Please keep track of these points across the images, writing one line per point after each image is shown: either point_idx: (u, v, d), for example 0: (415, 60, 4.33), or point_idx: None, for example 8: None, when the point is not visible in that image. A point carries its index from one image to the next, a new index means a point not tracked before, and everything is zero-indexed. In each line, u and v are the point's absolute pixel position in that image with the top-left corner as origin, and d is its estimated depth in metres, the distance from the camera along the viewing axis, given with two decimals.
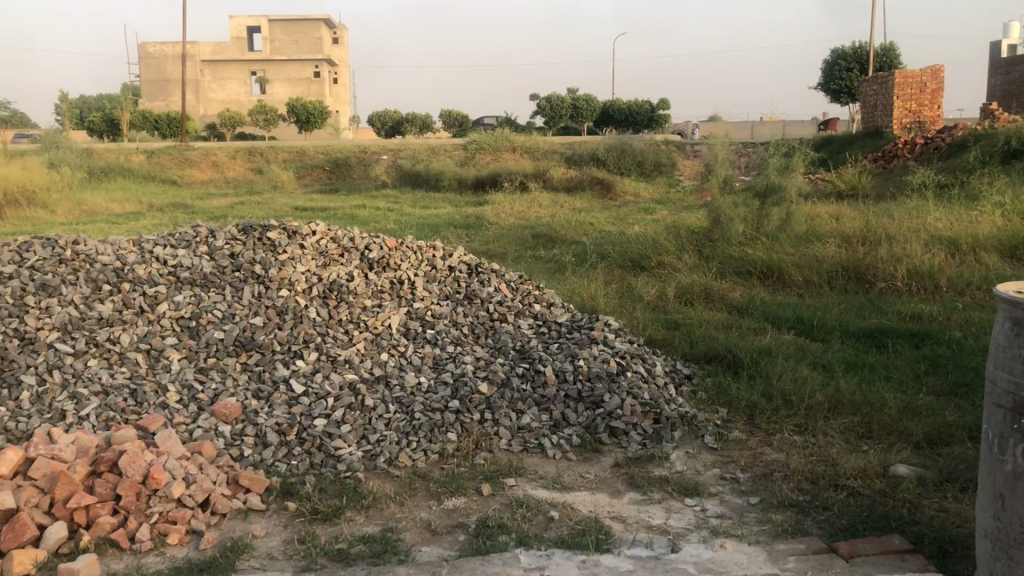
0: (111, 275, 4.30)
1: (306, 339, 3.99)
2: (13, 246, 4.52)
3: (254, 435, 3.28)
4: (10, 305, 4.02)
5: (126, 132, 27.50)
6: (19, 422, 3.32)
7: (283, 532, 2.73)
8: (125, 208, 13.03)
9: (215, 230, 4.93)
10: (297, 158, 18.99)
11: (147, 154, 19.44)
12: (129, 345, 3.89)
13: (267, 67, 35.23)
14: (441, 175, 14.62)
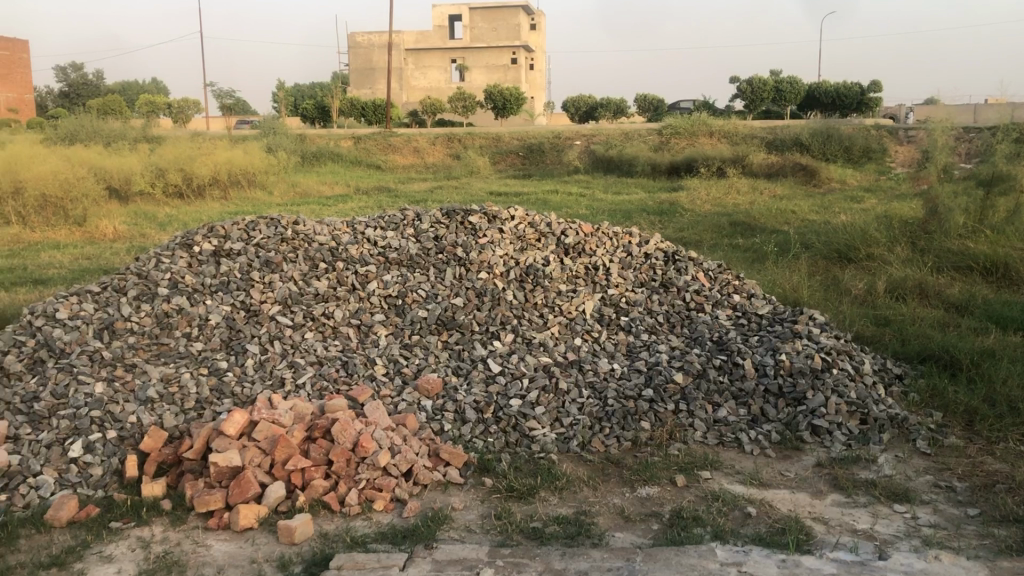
0: (327, 254, 4.59)
1: (503, 321, 4.10)
2: (242, 225, 4.90)
3: (454, 411, 3.41)
4: (237, 279, 4.37)
5: (336, 119, 29.16)
6: (244, 387, 3.62)
7: (480, 507, 2.82)
8: (334, 190, 13.82)
9: (421, 213, 5.13)
10: (493, 144, 19.40)
11: (354, 139, 20.51)
12: (342, 319, 4.13)
13: (467, 55, 36.20)
14: (635, 160, 14.53)
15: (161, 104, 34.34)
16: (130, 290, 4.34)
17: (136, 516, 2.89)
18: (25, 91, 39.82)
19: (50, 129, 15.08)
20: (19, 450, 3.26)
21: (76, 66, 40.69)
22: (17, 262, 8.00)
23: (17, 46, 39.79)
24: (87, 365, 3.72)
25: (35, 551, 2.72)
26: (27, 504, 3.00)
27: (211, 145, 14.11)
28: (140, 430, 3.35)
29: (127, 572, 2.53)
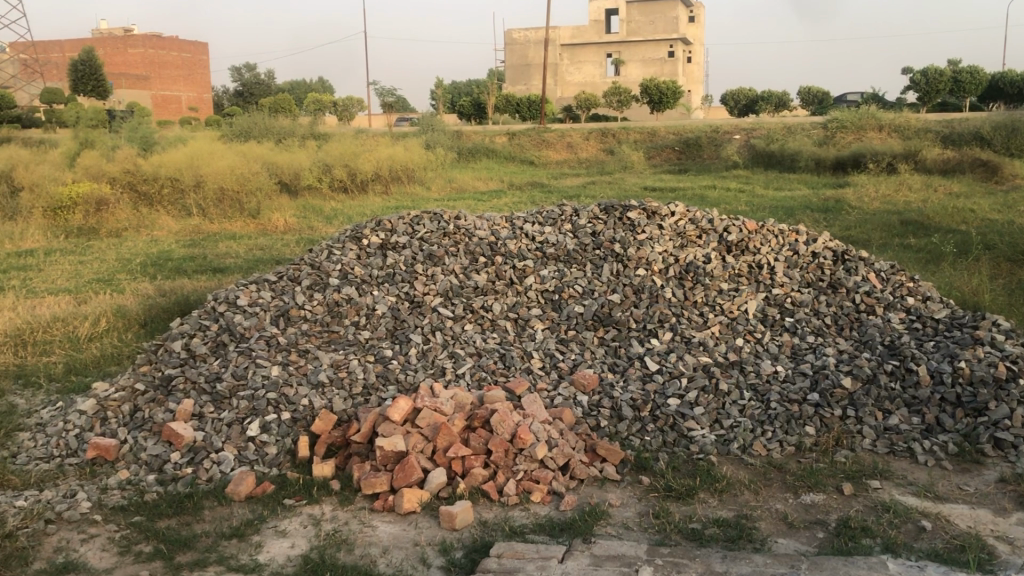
0: (486, 248, 4.69)
1: (661, 319, 4.07)
2: (407, 219, 5.07)
3: (610, 407, 3.42)
4: (403, 271, 4.53)
5: (492, 115, 29.63)
6: (407, 375, 3.75)
7: (638, 505, 2.82)
8: (490, 186, 14.06)
9: (579, 208, 5.14)
10: (649, 139, 19.18)
11: (509, 134, 20.76)
12: (500, 313, 4.22)
13: (623, 49, 35.93)
14: (797, 155, 14.05)
15: (328, 102, 35.96)
16: (303, 279, 4.57)
17: (307, 494, 3.06)
18: (204, 90, 42.55)
19: (228, 126, 16.06)
20: (203, 428, 3.52)
21: (250, 67, 43.06)
22: (198, 251, 8.59)
23: (198, 49, 42.66)
24: (264, 348, 3.96)
25: (217, 522, 2.93)
26: (209, 478, 3.23)
27: (373, 142, 14.62)
28: (311, 413, 3.54)
29: (299, 547, 2.68)
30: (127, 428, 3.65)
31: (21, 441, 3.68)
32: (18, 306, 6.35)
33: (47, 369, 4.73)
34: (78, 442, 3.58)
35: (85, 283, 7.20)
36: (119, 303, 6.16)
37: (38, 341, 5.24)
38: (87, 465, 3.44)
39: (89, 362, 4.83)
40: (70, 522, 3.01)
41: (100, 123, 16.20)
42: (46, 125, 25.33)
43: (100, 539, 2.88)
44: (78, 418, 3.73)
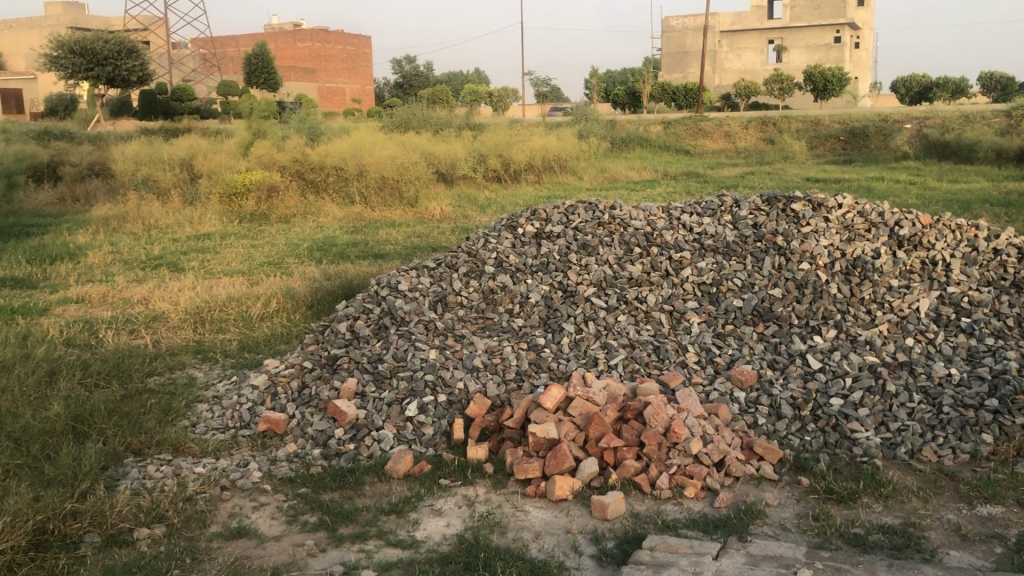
0: (642, 239, 4.65)
1: (825, 315, 3.93)
2: (562, 208, 5.08)
3: (769, 405, 3.33)
4: (557, 260, 4.56)
5: (647, 105, 29.31)
6: (560, 363, 3.78)
7: (796, 506, 2.74)
8: (643, 176, 13.93)
9: (740, 199, 5.00)
10: (811, 128, 18.45)
11: (664, 124, 20.44)
12: (655, 304, 4.18)
13: (786, 35, 34.66)
14: (976, 144, 13.18)
15: (483, 93, 36.70)
16: (460, 266, 4.67)
17: (462, 476, 3.14)
18: (366, 83, 44.16)
19: (389, 117, 16.59)
20: (365, 406, 3.67)
21: (410, 59, 44.25)
22: (360, 238, 8.94)
23: (362, 42, 44.32)
24: (422, 332, 4.08)
25: (377, 497, 3.05)
26: (370, 455, 3.37)
27: (528, 132, 14.75)
28: (466, 397, 3.63)
29: (454, 527, 2.76)
30: (295, 403, 3.86)
31: (200, 412, 3.95)
32: (197, 285, 6.81)
33: (222, 346, 5.05)
34: (251, 415, 3.82)
35: (257, 266, 7.63)
36: (287, 285, 6.50)
37: (215, 318, 5.59)
38: (259, 436, 3.67)
39: (261, 340, 5.12)
40: (243, 489, 3.21)
41: (271, 113, 17.11)
42: (223, 116, 27.01)
43: (270, 507, 3.06)
44: (251, 392, 3.97)
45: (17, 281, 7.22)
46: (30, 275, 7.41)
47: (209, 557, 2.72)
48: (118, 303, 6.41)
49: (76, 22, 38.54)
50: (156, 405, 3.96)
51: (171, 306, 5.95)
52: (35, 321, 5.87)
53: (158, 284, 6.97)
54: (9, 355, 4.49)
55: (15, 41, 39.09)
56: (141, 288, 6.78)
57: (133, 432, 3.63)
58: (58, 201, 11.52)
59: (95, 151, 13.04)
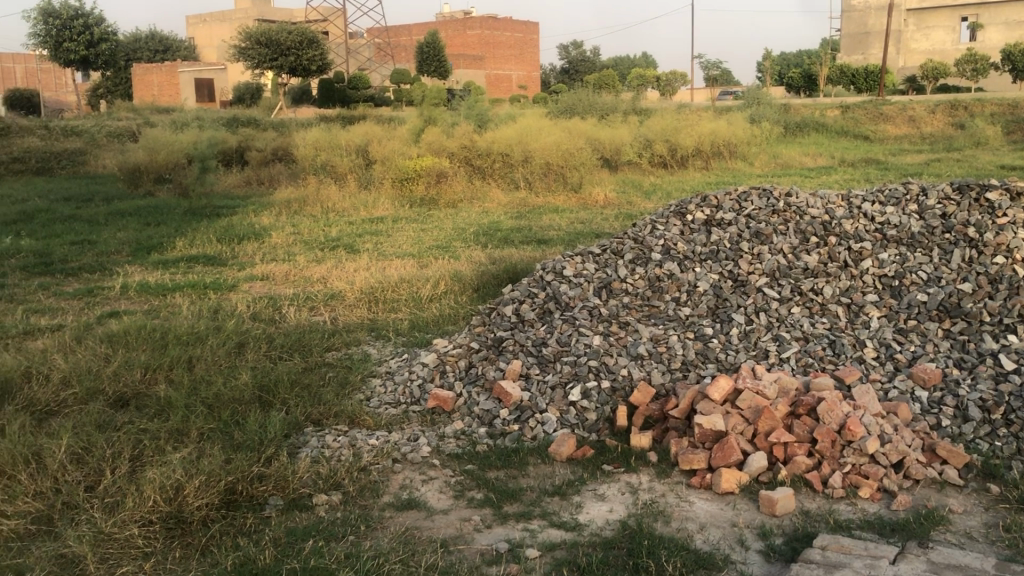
0: (819, 227, 4.48)
1: (1021, 314, 3.66)
2: (734, 195, 4.95)
3: (954, 406, 3.15)
4: (727, 248, 4.45)
5: (824, 88, 28.10)
6: (728, 355, 3.71)
7: (984, 515, 2.58)
8: (818, 163, 13.37)
9: (927, 187, 4.72)
10: (1009, 112, 17.11)
11: (842, 108, 19.52)
12: (831, 297, 4.03)
13: (981, 11, 32.25)
14: None
15: (651, 77, 36.28)
16: (626, 253, 4.65)
17: (626, 462, 3.14)
18: (534, 69, 44.53)
19: (556, 103, 16.66)
20: (530, 388, 3.73)
21: (576, 44, 44.19)
22: (524, 223, 9.05)
23: (530, 28, 44.70)
24: (587, 318, 4.10)
25: (540, 478, 3.10)
26: (534, 436, 3.43)
27: (697, 117, 14.45)
28: (630, 384, 3.63)
29: (617, 513, 2.77)
30: (462, 382, 3.97)
31: (373, 386, 4.14)
32: (372, 266, 7.10)
33: (395, 324, 5.25)
34: (421, 392, 3.96)
35: (427, 249, 7.88)
36: (456, 268, 6.67)
37: (388, 298, 5.82)
38: (428, 413, 3.81)
39: (430, 321, 5.29)
40: (413, 463, 3.34)
41: (442, 100, 17.54)
42: (396, 104, 27.98)
43: (438, 481, 3.17)
44: (421, 369, 4.12)
45: (210, 258, 7.77)
46: (221, 253, 7.95)
47: (382, 526, 2.84)
48: (299, 281, 6.78)
49: (262, 14, 40.91)
50: (333, 379, 4.18)
51: (348, 285, 6.24)
52: (226, 296, 6.30)
53: (335, 264, 7.33)
54: (203, 326, 4.85)
55: (209, 33, 41.95)
56: (320, 268, 7.15)
57: (312, 403, 3.84)
58: (245, 183, 12.27)
59: (278, 138, 13.82)
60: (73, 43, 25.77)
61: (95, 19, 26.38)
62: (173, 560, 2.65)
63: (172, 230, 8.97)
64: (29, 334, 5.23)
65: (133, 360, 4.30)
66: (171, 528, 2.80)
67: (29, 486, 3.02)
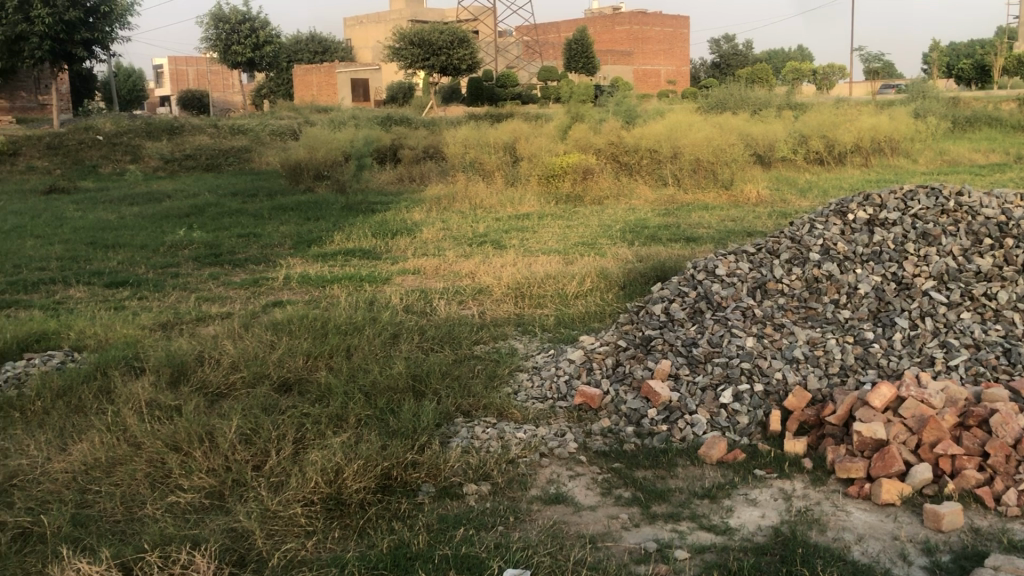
0: (993, 229, 4.22)
1: None
2: (900, 193, 4.72)
3: None
4: (891, 250, 4.26)
5: (998, 79, 26.40)
6: (890, 361, 3.56)
7: None
8: (990, 160, 12.57)
9: None
10: None
11: (1018, 100, 18.28)
12: (1006, 303, 3.80)
13: None
14: None
15: (807, 70, 35.04)
16: (782, 253, 4.52)
17: (779, 468, 3.07)
18: (683, 64, 43.88)
19: (706, 98, 16.36)
20: (679, 388, 3.69)
21: (728, 38, 43.11)
22: (672, 221, 8.95)
23: (680, 23, 44.04)
24: (739, 319, 4.02)
25: (689, 480, 3.07)
26: (683, 437, 3.40)
27: (856, 111, 13.89)
28: (785, 388, 3.54)
29: (770, 519, 2.70)
30: (609, 379, 3.96)
31: (521, 380, 4.19)
32: (518, 262, 7.19)
33: (541, 320, 5.30)
34: (568, 388, 3.99)
35: (574, 245, 7.92)
36: (602, 266, 6.67)
37: (535, 294, 5.89)
38: (575, 409, 3.83)
39: (576, 318, 5.31)
40: (561, 458, 3.37)
41: (590, 96, 17.54)
42: (543, 101, 28.18)
43: (585, 477, 3.19)
44: (568, 366, 4.14)
45: (364, 252, 8.08)
46: (375, 247, 8.26)
47: (530, 518, 2.89)
48: (448, 275, 6.95)
49: (415, 15, 42.09)
50: (482, 371, 4.27)
51: (495, 280, 6.35)
52: (380, 288, 6.53)
53: (483, 259, 7.48)
54: (360, 317, 5.05)
55: (365, 35, 43.52)
56: (468, 263, 7.30)
57: (462, 394, 3.93)
58: (398, 180, 12.67)
59: (430, 136, 14.20)
60: (240, 46, 27.31)
61: (261, 23, 27.81)
62: (333, 540, 2.78)
63: (330, 224, 9.38)
64: (202, 320, 5.60)
65: (296, 347, 4.53)
66: (331, 509, 2.94)
67: (203, 463, 3.24)
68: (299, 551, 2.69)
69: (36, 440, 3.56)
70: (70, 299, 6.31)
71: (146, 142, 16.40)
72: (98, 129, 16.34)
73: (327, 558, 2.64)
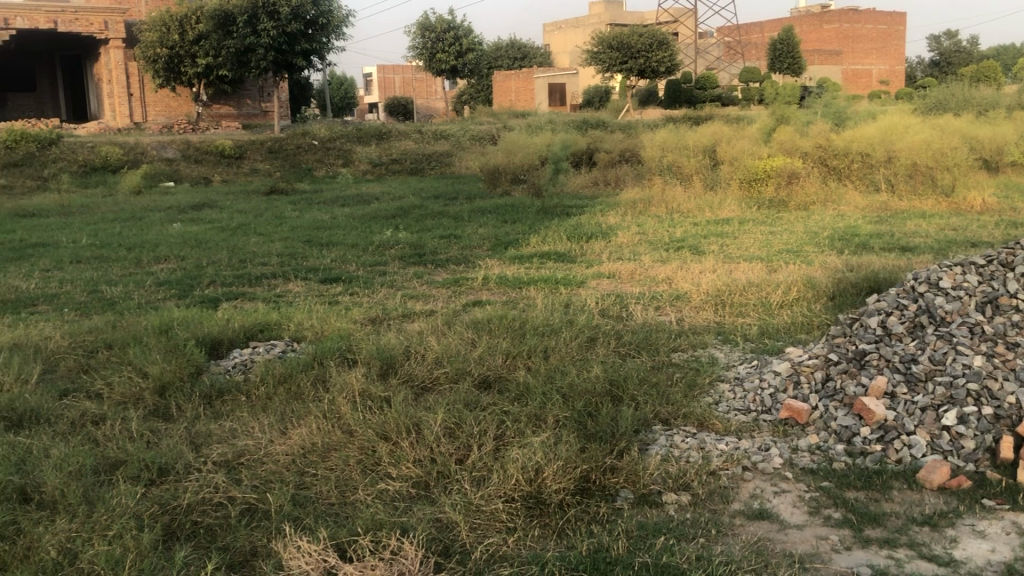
0: None
1: None
2: None
3: None
4: None
5: None
6: None
7: None
8: None
9: None
10: None
11: None
12: None
13: None
14: None
15: None
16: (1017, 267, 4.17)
17: (1010, 500, 2.84)
18: (897, 62, 41.48)
19: (923, 99, 15.36)
20: (895, 407, 3.48)
21: (950, 34, 40.20)
22: (885, 228, 8.45)
23: (895, 19, 41.65)
24: (965, 336, 3.73)
25: (907, 505, 2.89)
26: (899, 459, 3.22)
27: None
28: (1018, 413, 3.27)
29: (1001, 554, 2.50)
30: (818, 395, 3.79)
31: (722, 391, 4.08)
32: (718, 268, 7.04)
33: (743, 330, 5.15)
34: (773, 401, 3.85)
35: (777, 252, 7.65)
36: (807, 275, 6.40)
37: (736, 302, 5.74)
38: (780, 423, 3.69)
39: (781, 328, 5.12)
40: (765, 473, 3.26)
41: (796, 97, 16.89)
42: (745, 102, 27.45)
43: (791, 494, 3.06)
44: (772, 378, 4.00)
45: (560, 254, 8.16)
46: (572, 250, 8.34)
47: (733, 533, 2.81)
48: (645, 280, 6.90)
49: (614, 19, 42.16)
50: (681, 379, 4.20)
51: (693, 287, 6.23)
52: (576, 291, 6.59)
53: (681, 265, 7.37)
54: (557, 320, 5.10)
55: (564, 40, 44.07)
56: (665, 268, 7.22)
57: (661, 402, 3.88)
58: (593, 183, 12.72)
59: (627, 140, 14.17)
60: (444, 54, 28.38)
61: (465, 30, 28.73)
62: (532, 538, 2.83)
63: (527, 227, 9.56)
64: (407, 316, 5.86)
65: (496, 346, 4.65)
66: (531, 507, 2.98)
67: (411, 453, 3.38)
68: (500, 546, 2.75)
69: (260, 422, 3.84)
70: (289, 292, 6.78)
71: (357, 147, 17.36)
72: (314, 134, 17.45)
73: (527, 556, 2.69)
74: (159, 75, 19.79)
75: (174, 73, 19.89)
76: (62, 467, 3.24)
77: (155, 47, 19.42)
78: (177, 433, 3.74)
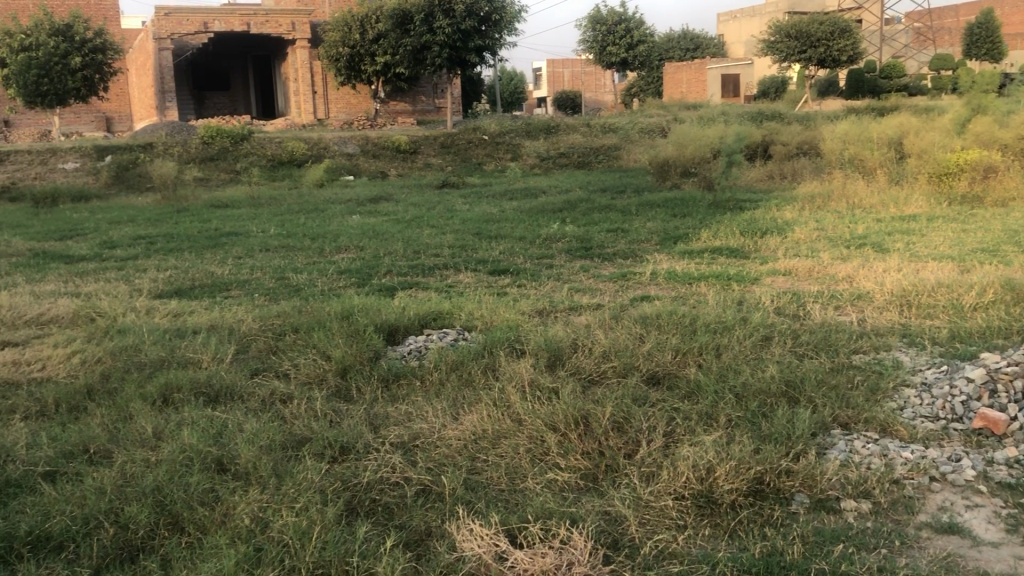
0: None
1: None
2: None
3: None
4: None
5: None
6: None
7: None
8: None
9: None
10: None
11: None
12: None
13: None
14: None
15: None
16: None
17: None
18: None
19: None
20: None
21: None
22: None
23: None
24: None
25: None
26: None
27: None
28: None
29: None
30: (1018, 405, 3.53)
31: (907, 396, 3.86)
32: (904, 267, 6.66)
33: (931, 333, 4.85)
34: (964, 410, 3.62)
35: (970, 252, 7.16)
36: (1004, 276, 5.95)
37: (924, 303, 5.42)
38: (973, 433, 3.48)
39: (974, 333, 4.79)
40: (954, 484, 3.07)
41: (995, 86, 15.69)
42: (936, 92, 25.77)
43: (985, 510, 2.87)
44: (965, 385, 3.75)
45: (732, 250, 7.97)
46: (744, 246, 8.12)
47: (918, 545, 2.66)
48: (823, 278, 6.62)
49: (794, 6, 40.59)
50: (863, 383, 4.00)
51: (877, 286, 5.93)
52: (748, 288, 6.42)
53: (863, 263, 7.03)
54: (730, 317, 4.98)
55: (739, 31, 42.90)
56: (845, 266, 6.90)
57: (841, 405, 3.73)
58: (767, 177, 12.34)
59: (804, 132, 13.65)
60: (615, 47, 28.23)
61: (636, 23, 28.47)
62: (703, 537, 2.79)
63: (697, 221, 9.39)
64: (575, 309, 5.89)
65: (665, 342, 4.59)
66: (702, 506, 2.93)
67: (580, 446, 3.40)
68: (670, 543, 2.73)
69: (434, 408, 3.97)
70: (460, 282, 6.98)
71: (526, 141, 17.59)
72: (485, 129, 17.82)
73: (697, 554, 2.65)
74: (341, 73, 20.80)
75: (354, 71, 20.84)
76: (255, 442, 3.47)
77: (338, 46, 20.39)
78: (357, 414, 3.93)
